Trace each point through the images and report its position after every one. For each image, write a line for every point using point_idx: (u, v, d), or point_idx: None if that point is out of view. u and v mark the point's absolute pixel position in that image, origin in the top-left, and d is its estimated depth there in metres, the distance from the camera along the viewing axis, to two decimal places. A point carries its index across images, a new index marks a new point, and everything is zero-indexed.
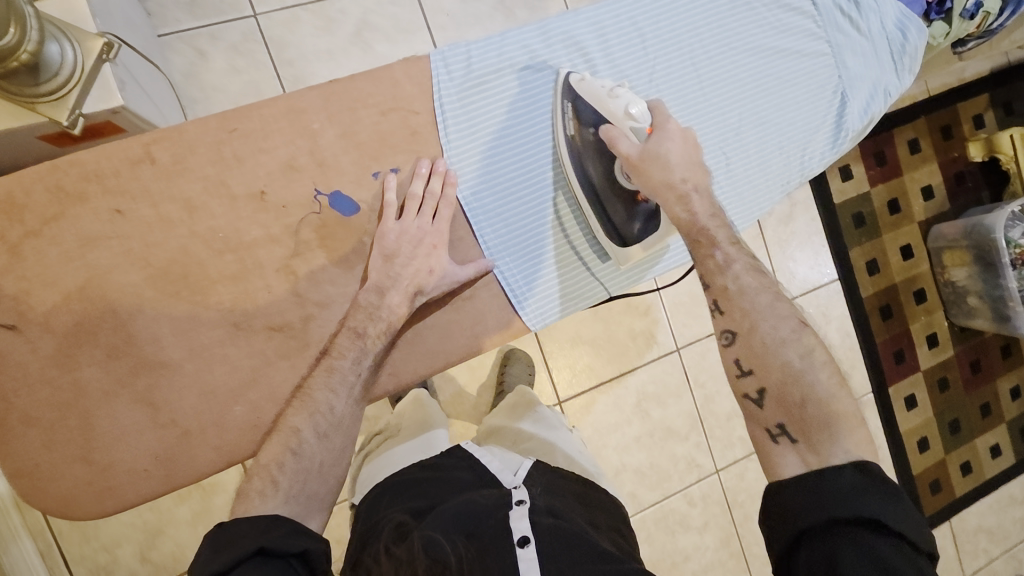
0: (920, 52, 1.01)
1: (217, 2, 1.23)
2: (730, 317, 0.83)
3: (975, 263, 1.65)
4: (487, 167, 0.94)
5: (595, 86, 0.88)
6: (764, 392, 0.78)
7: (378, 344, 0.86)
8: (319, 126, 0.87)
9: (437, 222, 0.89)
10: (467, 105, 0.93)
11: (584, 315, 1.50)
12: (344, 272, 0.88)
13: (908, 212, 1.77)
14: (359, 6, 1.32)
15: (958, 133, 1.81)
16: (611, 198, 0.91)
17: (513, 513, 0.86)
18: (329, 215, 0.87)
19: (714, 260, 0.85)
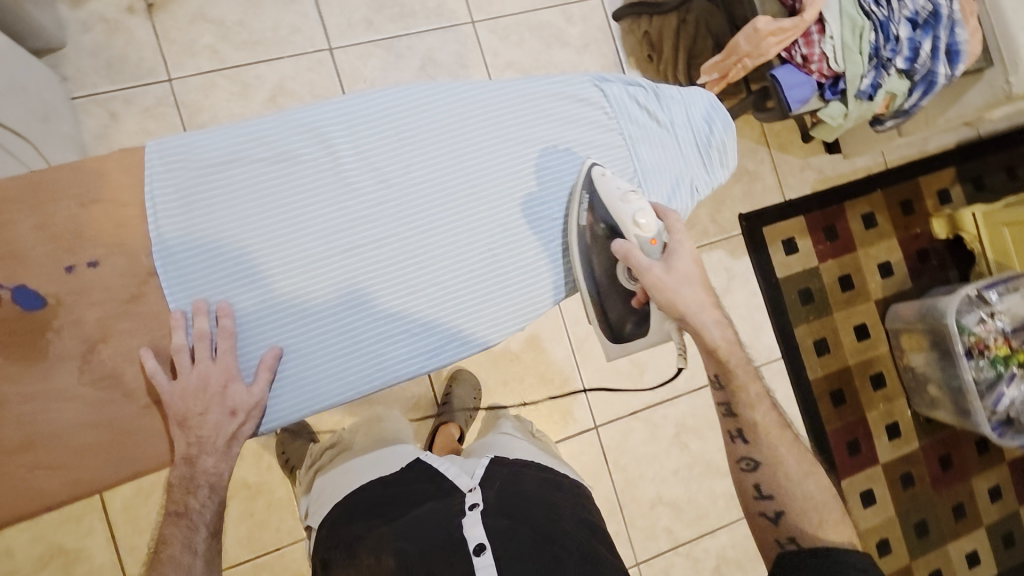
0: (728, 145, 0.91)
1: (135, 68, 1.29)
2: (754, 446, 0.86)
3: (932, 350, 1.52)
4: (221, 279, 0.74)
5: (611, 186, 0.81)
6: (780, 512, 0.84)
7: (207, 510, 0.73)
8: (9, 214, 0.69)
9: (219, 357, 0.72)
10: (187, 200, 0.73)
11: (493, 388, 1.43)
12: (23, 371, 0.69)
13: (862, 289, 1.66)
14: (277, 73, 1.35)
15: (920, 208, 1.71)
16: (616, 300, 0.85)
17: (467, 519, 0.84)
18: (9, 310, 0.69)
19: (747, 395, 0.86)
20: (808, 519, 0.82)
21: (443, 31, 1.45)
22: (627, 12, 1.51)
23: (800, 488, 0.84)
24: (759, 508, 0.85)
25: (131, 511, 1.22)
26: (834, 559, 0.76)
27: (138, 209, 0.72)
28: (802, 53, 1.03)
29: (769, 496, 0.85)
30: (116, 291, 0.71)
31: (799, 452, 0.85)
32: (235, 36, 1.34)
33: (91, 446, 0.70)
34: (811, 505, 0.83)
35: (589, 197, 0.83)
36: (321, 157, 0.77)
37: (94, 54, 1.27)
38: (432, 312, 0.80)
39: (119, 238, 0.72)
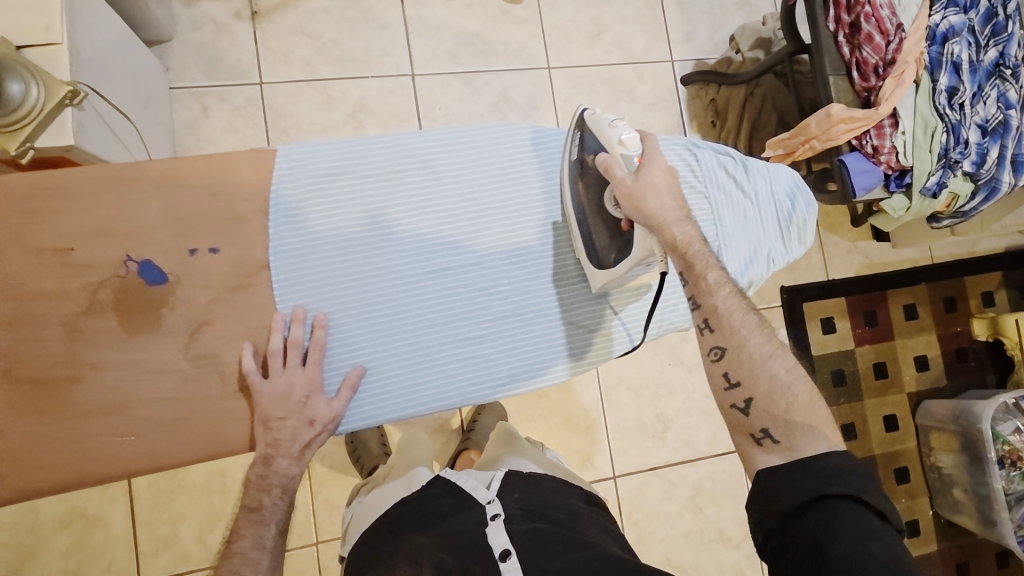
0: (809, 225, 0.91)
1: (233, 68, 1.37)
2: (720, 334, 0.80)
3: (961, 453, 1.51)
4: (327, 278, 0.83)
5: (599, 116, 0.83)
6: (751, 401, 0.77)
7: (277, 509, 0.81)
8: (139, 198, 0.77)
9: (307, 368, 0.79)
10: (303, 209, 0.82)
11: (518, 421, 1.44)
12: (132, 341, 0.76)
13: (897, 379, 1.65)
14: (361, 90, 1.43)
15: (964, 307, 1.71)
16: (603, 223, 0.85)
17: (491, 528, 0.89)
18: (133, 282, 0.76)
19: (707, 280, 0.80)
20: (777, 402, 0.76)
21: (519, 72, 1.52)
22: (696, 79, 1.58)
23: (766, 370, 0.77)
24: (730, 402, 0.79)
25: (153, 486, 1.25)
26: (816, 467, 0.70)
27: (257, 206, 0.81)
28: (873, 143, 1.06)
29: (738, 382, 0.78)
30: (224, 278, 0.79)
31: (763, 332, 0.79)
32: (328, 52, 1.42)
33: (174, 419, 0.77)
34: (780, 389, 0.76)
35: (580, 134, 0.87)
36: (428, 182, 0.87)
37: (198, 51, 1.36)
38: (502, 341, 0.89)
39: (237, 230, 0.79)
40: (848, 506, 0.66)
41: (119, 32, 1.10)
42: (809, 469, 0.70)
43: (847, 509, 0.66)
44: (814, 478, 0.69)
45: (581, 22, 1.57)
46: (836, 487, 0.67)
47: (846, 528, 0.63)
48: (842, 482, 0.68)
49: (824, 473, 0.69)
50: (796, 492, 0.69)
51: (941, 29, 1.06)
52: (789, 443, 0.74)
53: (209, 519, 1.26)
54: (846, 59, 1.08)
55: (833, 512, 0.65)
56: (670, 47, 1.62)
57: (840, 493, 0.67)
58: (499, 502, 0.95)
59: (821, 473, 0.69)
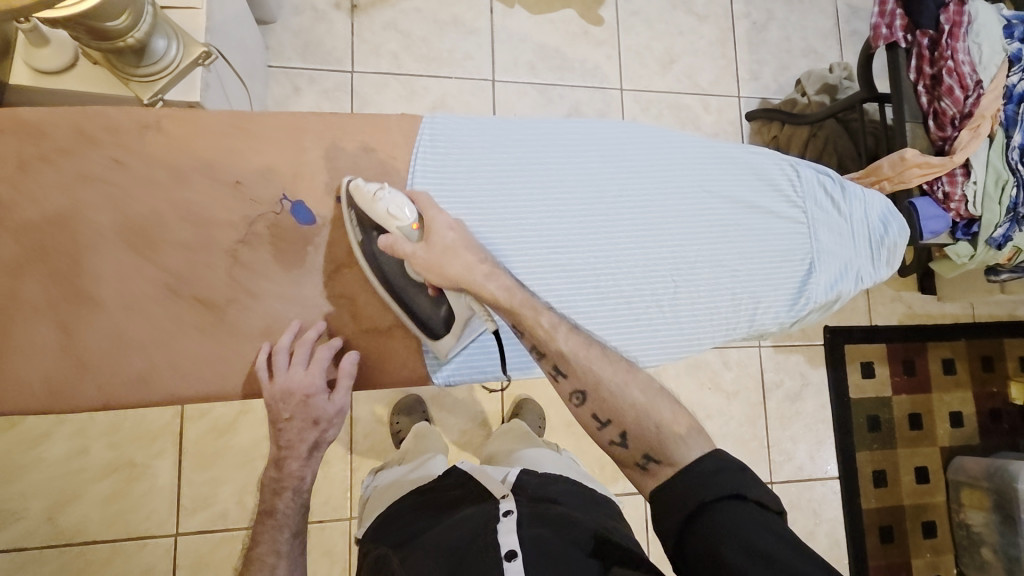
0: (898, 249, 0.97)
1: (327, 55, 1.44)
2: (576, 376, 0.78)
3: (994, 511, 1.50)
4: None
5: (363, 193, 0.81)
6: (625, 433, 0.74)
7: (291, 511, 0.86)
8: (308, 145, 0.86)
9: (310, 367, 0.83)
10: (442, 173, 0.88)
11: (557, 426, 1.45)
12: (284, 272, 0.85)
13: (930, 432, 1.65)
14: (442, 87, 1.50)
15: (1000, 367, 1.72)
16: (410, 289, 0.83)
17: (501, 526, 0.83)
18: (287, 220, 0.85)
19: (545, 324, 0.80)
20: (646, 425, 0.73)
21: (593, 90, 1.59)
22: (760, 115, 1.62)
23: (625, 398, 0.76)
24: (608, 438, 0.76)
25: (201, 444, 1.26)
26: (686, 481, 0.67)
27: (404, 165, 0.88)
28: (944, 189, 1.10)
29: (608, 420, 0.76)
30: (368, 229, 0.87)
31: (606, 357, 0.79)
32: (416, 49, 1.49)
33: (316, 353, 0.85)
34: (644, 411, 0.74)
35: (356, 211, 0.83)
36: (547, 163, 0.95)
37: (297, 34, 1.43)
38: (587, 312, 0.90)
39: (385, 185, 0.87)
40: (736, 508, 0.64)
41: (239, 7, 1.16)
42: (681, 478, 0.68)
43: (738, 511, 0.63)
44: (696, 491, 0.66)
45: (654, 49, 1.64)
46: (709, 492, 0.65)
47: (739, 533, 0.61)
48: (714, 487, 0.65)
49: (693, 477, 0.67)
50: (674, 507, 0.66)
51: (1018, 90, 1.10)
52: (671, 460, 0.71)
53: (251, 483, 1.26)
54: (924, 108, 1.13)
55: (719, 518, 0.63)
56: (737, 82, 1.68)
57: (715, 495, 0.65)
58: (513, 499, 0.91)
59: (693, 482, 0.67)
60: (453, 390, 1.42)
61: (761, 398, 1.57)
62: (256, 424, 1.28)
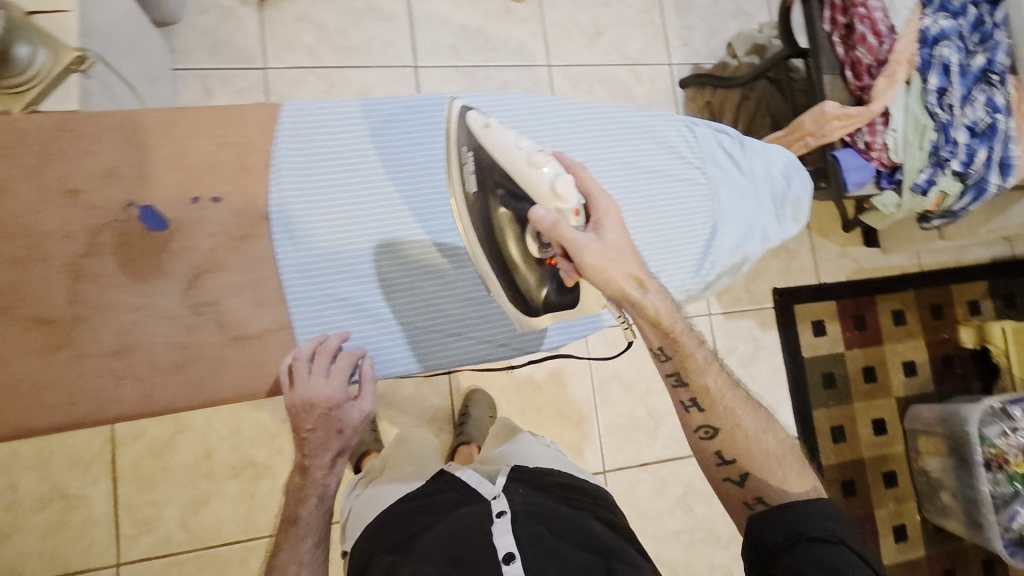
0: (803, 203, 1.01)
1: (237, 52, 1.38)
2: (710, 413, 0.81)
3: (949, 456, 1.51)
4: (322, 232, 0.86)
5: (512, 152, 0.73)
6: (746, 475, 0.81)
7: (314, 521, 0.82)
8: (153, 144, 0.82)
9: (333, 377, 0.78)
10: (313, 168, 0.87)
11: (510, 414, 1.43)
12: (133, 283, 0.81)
13: (885, 384, 1.66)
14: (363, 78, 1.45)
15: (949, 314, 1.73)
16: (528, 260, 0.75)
17: (497, 527, 0.84)
18: (133, 226, 0.81)
19: (698, 360, 0.80)
20: (773, 474, 0.80)
21: (521, 69, 1.55)
22: (693, 82, 1.59)
23: (760, 446, 0.81)
24: (725, 475, 0.82)
25: (138, 468, 1.22)
26: (794, 511, 0.73)
27: (265, 158, 0.86)
28: (865, 140, 1.10)
29: (732, 459, 0.81)
30: (228, 228, 0.83)
31: (748, 404, 0.82)
32: (332, 40, 1.43)
33: (177, 362, 0.82)
34: (773, 459, 0.80)
35: (475, 154, 0.77)
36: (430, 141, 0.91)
37: (203, 34, 1.37)
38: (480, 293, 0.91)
39: (244, 180, 0.84)
40: (831, 548, 0.69)
41: (127, 9, 1.11)
42: (789, 512, 0.73)
43: (831, 550, 0.69)
44: (798, 525, 0.72)
45: (581, 23, 1.60)
46: (813, 530, 0.71)
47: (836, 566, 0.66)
48: (823, 526, 0.71)
49: (803, 516, 0.72)
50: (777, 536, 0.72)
51: (932, 32, 1.09)
52: None
53: (194, 502, 1.23)
54: (841, 59, 1.12)
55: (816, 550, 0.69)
56: (668, 50, 1.66)
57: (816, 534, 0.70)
58: (504, 498, 0.91)
59: (796, 517, 0.73)
60: (400, 388, 1.39)
61: None
62: (195, 441, 1.24)
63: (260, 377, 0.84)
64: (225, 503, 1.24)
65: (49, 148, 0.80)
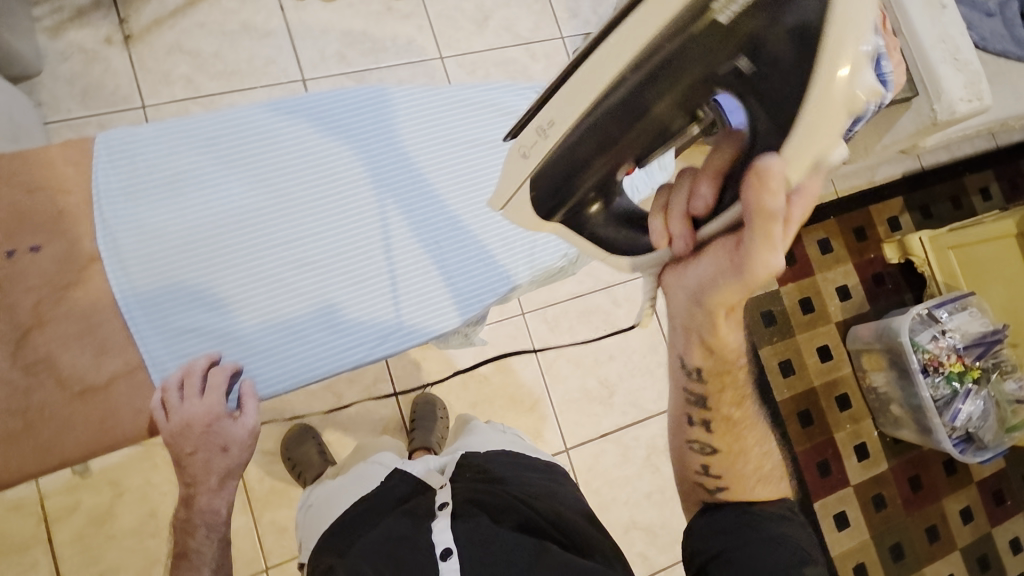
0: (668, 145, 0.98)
1: (111, 95, 1.32)
2: (720, 436, 0.70)
3: (891, 368, 1.57)
4: (157, 263, 0.74)
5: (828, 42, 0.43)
6: (722, 489, 0.71)
7: (208, 551, 0.74)
8: None
9: (206, 396, 0.70)
10: (135, 203, 0.75)
11: (462, 410, 1.42)
12: None
13: (823, 312, 1.71)
14: (250, 99, 1.40)
15: (873, 234, 1.79)
16: (643, 139, 0.55)
17: (437, 522, 0.77)
18: None
19: (735, 391, 0.68)
20: (749, 488, 0.70)
21: (413, 65, 1.52)
22: None
23: (752, 463, 0.71)
24: (697, 478, 0.73)
25: (80, 541, 1.17)
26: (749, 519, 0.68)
27: (81, 197, 0.74)
28: None
29: (716, 475, 0.72)
30: (51, 277, 0.72)
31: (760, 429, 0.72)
32: (211, 67, 1.39)
33: (17, 432, 0.68)
34: (760, 477, 0.72)
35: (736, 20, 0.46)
36: (269, 147, 0.81)
37: (71, 81, 1.31)
38: (355, 298, 0.80)
39: (62, 224, 0.73)
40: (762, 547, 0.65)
41: None
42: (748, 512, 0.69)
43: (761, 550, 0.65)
44: (740, 532, 0.67)
45: (466, 9, 1.59)
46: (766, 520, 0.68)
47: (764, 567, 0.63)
48: (771, 535, 0.67)
49: (757, 513, 0.69)
50: (716, 537, 0.69)
51: None
52: None
53: (147, 565, 1.19)
54: None
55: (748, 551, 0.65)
56: (558, 24, 1.65)
57: (769, 523, 0.68)
58: (451, 486, 0.85)
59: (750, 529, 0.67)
60: (345, 407, 1.36)
61: (657, 326, 1.57)
62: (139, 501, 1.20)
63: (114, 430, 0.70)
64: None
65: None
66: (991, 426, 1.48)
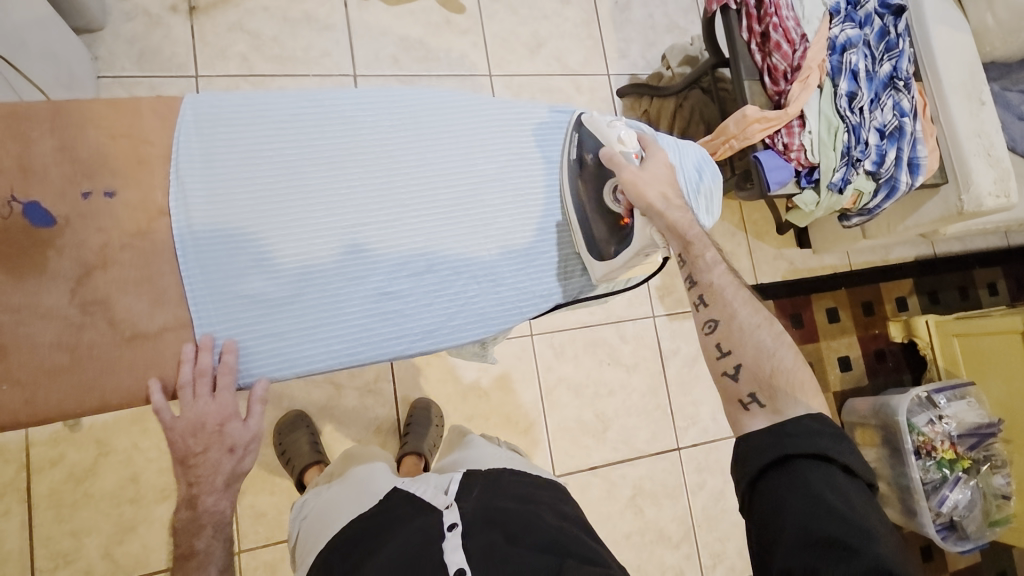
0: (716, 197, 0.89)
1: (166, 60, 1.35)
2: (713, 307, 0.79)
3: (883, 447, 1.58)
4: (220, 220, 0.68)
5: (598, 119, 0.82)
6: (740, 367, 0.75)
7: (216, 550, 0.71)
8: (36, 134, 0.64)
9: (222, 396, 0.67)
10: (210, 157, 0.69)
11: (457, 422, 1.42)
12: (17, 293, 0.62)
13: (823, 379, 1.72)
14: (298, 86, 1.43)
15: (880, 310, 1.82)
16: (591, 191, 0.81)
17: (447, 542, 0.76)
18: (14, 225, 0.62)
19: (703, 259, 0.80)
20: (763, 366, 0.74)
21: (461, 78, 1.56)
22: (630, 91, 1.64)
23: (754, 338, 0.76)
24: (722, 370, 0.77)
25: (55, 496, 1.15)
26: (782, 431, 0.67)
27: (162, 150, 0.68)
28: (783, 141, 1.16)
29: (729, 351, 0.77)
30: (122, 223, 0.65)
31: (752, 303, 0.79)
32: (267, 49, 1.42)
33: (61, 369, 0.63)
34: (766, 353, 0.75)
35: (578, 134, 0.84)
36: (358, 125, 0.76)
37: (130, 41, 1.33)
38: (421, 294, 0.76)
39: (141, 174, 0.67)
40: (808, 471, 0.64)
41: (39, 12, 1.06)
42: (778, 434, 0.67)
43: (807, 475, 0.64)
44: (781, 441, 0.67)
45: (521, 35, 1.63)
46: (799, 449, 0.66)
47: (818, 488, 0.62)
48: (808, 444, 0.66)
49: (789, 437, 0.67)
50: (754, 455, 0.68)
51: (840, 41, 1.18)
52: (776, 406, 0.71)
53: (119, 531, 1.16)
54: (759, 65, 1.18)
55: (796, 475, 0.64)
56: (606, 61, 1.70)
57: (801, 453, 0.65)
58: (458, 507, 0.82)
59: (786, 437, 0.67)
60: (342, 401, 1.35)
61: (659, 368, 1.59)
62: (121, 464, 1.18)
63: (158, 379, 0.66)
64: (153, 529, 1.18)
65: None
66: (976, 517, 1.49)
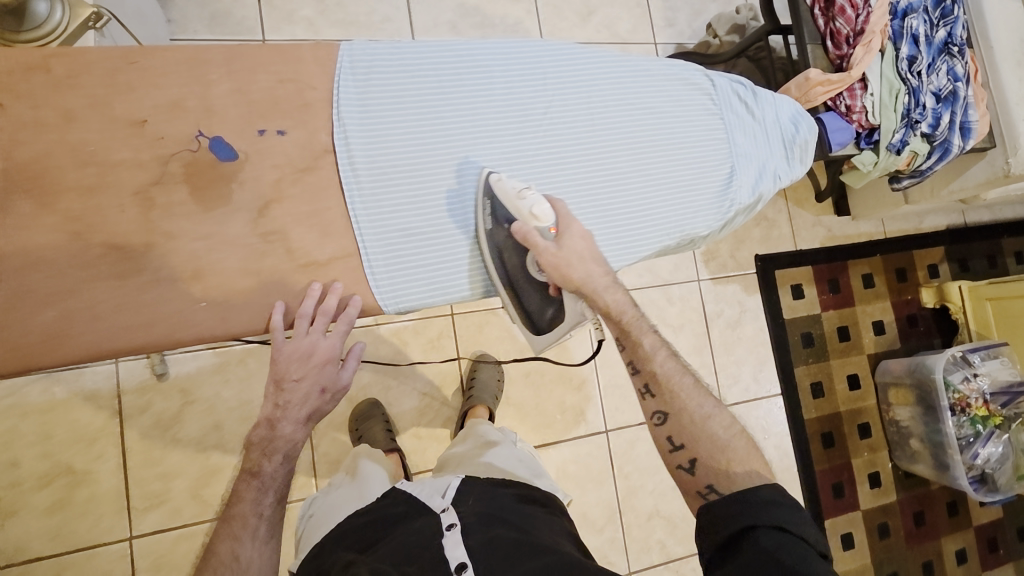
0: (810, 147, 0.98)
1: (235, 24, 1.38)
2: (661, 398, 0.78)
3: (917, 404, 1.65)
4: (377, 161, 0.77)
5: (507, 185, 0.76)
6: (695, 461, 0.75)
7: (278, 474, 0.77)
8: (216, 78, 0.73)
9: (330, 338, 0.74)
10: (364, 105, 0.77)
11: (515, 377, 1.48)
12: (205, 215, 0.71)
13: (857, 341, 1.79)
14: None
15: (913, 277, 1.87)
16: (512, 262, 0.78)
17: (448, 539, 0.80)
18: (204, 157, 0.72)
19: (642, 346, 0.79)
20: (717, 457, 0.74)
21: None
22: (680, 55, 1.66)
23: (705, 430, 0.76)
24: (677, 462, 0.77)
25: (145, 442, 1.21)
26: (743, 499, 0.69)
27: (325, 95, 0.76)
28: (846, 103, 1.20)
29: (681, 445, 0.76)
30: (293, 160, 0.74)
31: (700, 391, 0.78)
32: (331, 14, 1.44)
33: (245, 290, 0.72)
34: (719, 446, 0.74)
35: (490, 202, 0.77)
36: (488, 76, 0.82)
37: (202, 4, 1.36)
38: None
39: (306, 115, 0.75)
40: (767, 537, 0.65)
41: None
42: (742, 506, 0.68)
43: (767, 540, 0.65)
44: (748, 509, 0.68)
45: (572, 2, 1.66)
46: (761, 519, 0.66)
47: (780, 556, 0.63)
48: (770, 515, 0.67)
49: (752, 507, 0.68)
50: (721, 524, 0.69)
51: (901, 6, 1.22)
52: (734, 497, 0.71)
53: (204, 474, 1.23)
54: (822, 29, 1.21)
55: (756, 541, 0.65)
56: (654, 30, 1.73)
57: (763, 524, 0.66)
58: (454, 510, 0.86)
59: (748, 507, 0.68)
60: (407, 356, 1.41)
61: (703, 328, 1.65)
62: (205, 412, 1.25)
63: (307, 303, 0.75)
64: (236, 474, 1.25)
65: (47, 67, 0.68)
66: (1007, 470, 1.56)
